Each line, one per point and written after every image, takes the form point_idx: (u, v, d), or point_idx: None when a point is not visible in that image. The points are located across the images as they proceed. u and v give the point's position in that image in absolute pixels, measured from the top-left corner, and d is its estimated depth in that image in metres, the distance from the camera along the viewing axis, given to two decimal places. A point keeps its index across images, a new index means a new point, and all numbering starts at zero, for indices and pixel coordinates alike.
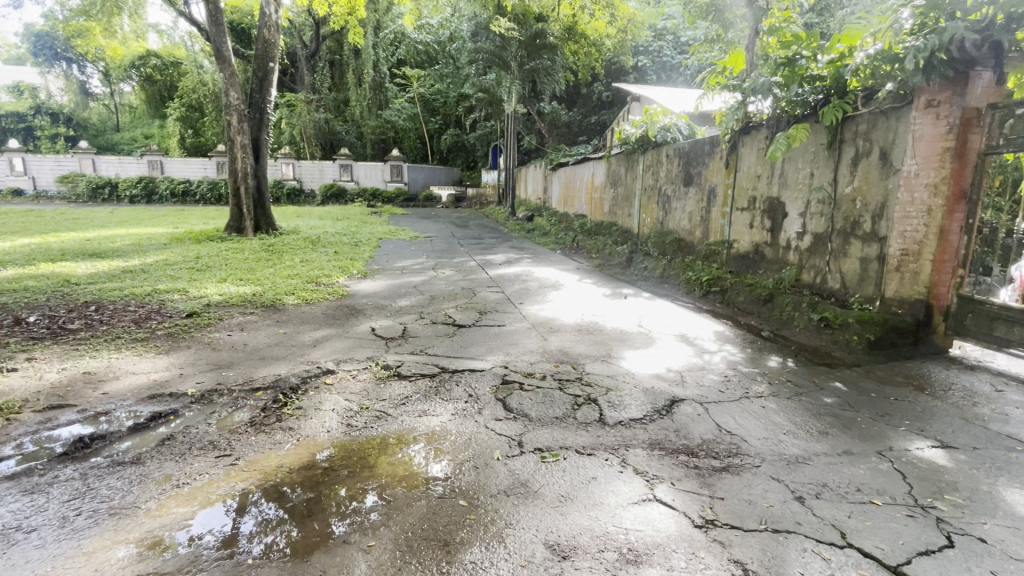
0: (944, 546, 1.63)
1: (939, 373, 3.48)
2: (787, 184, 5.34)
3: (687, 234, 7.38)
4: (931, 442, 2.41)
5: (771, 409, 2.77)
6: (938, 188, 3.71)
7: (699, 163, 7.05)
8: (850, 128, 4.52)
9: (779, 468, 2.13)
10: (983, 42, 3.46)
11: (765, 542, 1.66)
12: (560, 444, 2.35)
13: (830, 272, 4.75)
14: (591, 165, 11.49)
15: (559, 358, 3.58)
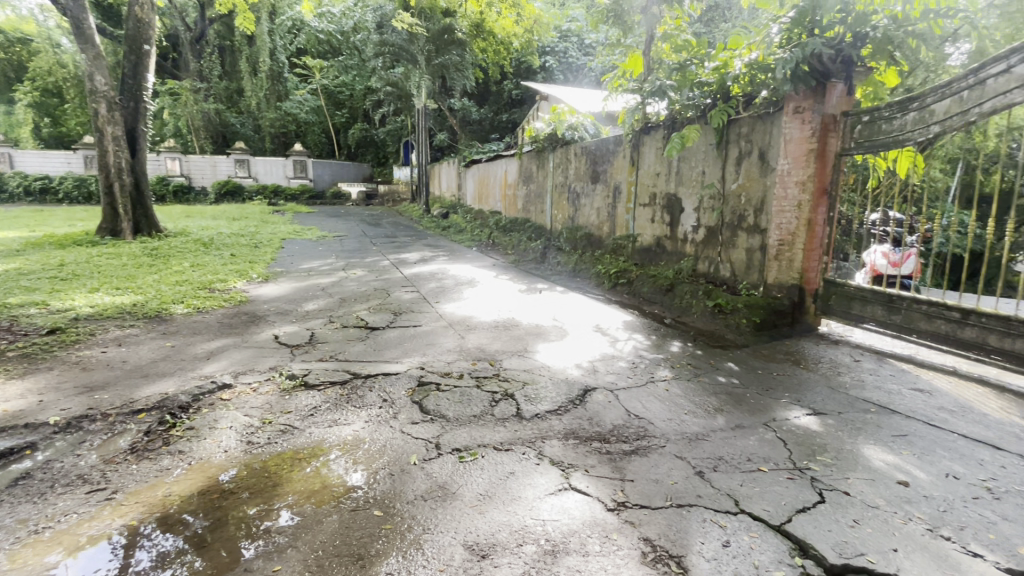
0: (817, 502, 1.85)
1: (811, 349, 3.94)
2: (683, 181, 5.74)
3: (596, 229, 7.70)
4: (806, 410, 2.72)
5: (674, 391, 2.97)
6: (806, 185, 4.19)
7: (604, 161, 7.37)
8: (734, 130, 4.95)
9: (682, 446, 2.29)
10: (837, 56, 3.95)
11: (670, 517, 1.77)
12: (478, 442, 2.34)
13: (722, 262, 5.19)
14: (504, 163, 11.57)
15: (476, 356, 3.57)
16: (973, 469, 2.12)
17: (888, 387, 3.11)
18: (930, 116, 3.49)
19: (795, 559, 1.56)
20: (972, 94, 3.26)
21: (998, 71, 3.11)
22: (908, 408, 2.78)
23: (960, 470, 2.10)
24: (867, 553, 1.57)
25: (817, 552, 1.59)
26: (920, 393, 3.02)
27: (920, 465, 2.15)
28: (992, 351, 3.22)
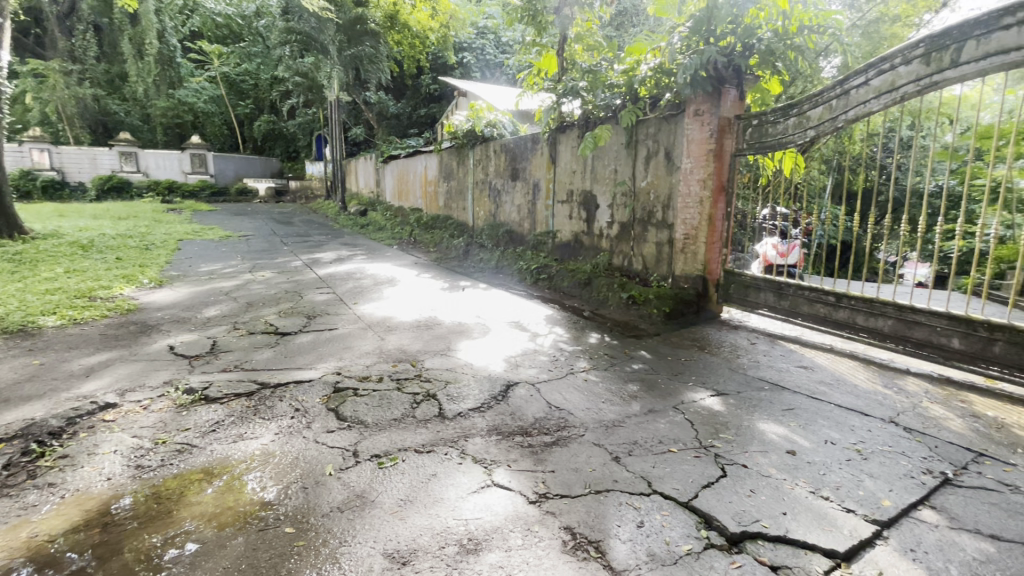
0: (719, 476, 1.99)
1: (714, 334, 4.26)
2: (597, 179, 5.95)
3: (517, 226, 7.79)
4: (710, 392, 2.93)
5: (592, 381, 3.08)
6: (706, 182, 4.51)
7: (523, 158, 7.47)
8: (642, 130, 5.22)
9: (600, 434, 2.37)
10: (729, 64, 4.28)
11: (589, 504, 1.83)
12: (399, 446, 2.28)
13: (635, 256, 5.47)
14: (423, 159, 11.36)
15: (397, 357, 3.47)
16: (847, 435, 2.40)
17: (779, 366, 3.43)
18: (807, 121, 3.89)
19: (702, 532, 1.67)
20: (839, 102, 3.69)
21: (860, 82, 3.53)
22: (795, 384, 3.08)
23: (837, 436, 2.37)
24: (762, 519, 1.72)
25: (720, 523, 1.71)
26: (805, 369, 3.36)
27: (805, 434, 2.39)
28: (860, 329, 3.65)
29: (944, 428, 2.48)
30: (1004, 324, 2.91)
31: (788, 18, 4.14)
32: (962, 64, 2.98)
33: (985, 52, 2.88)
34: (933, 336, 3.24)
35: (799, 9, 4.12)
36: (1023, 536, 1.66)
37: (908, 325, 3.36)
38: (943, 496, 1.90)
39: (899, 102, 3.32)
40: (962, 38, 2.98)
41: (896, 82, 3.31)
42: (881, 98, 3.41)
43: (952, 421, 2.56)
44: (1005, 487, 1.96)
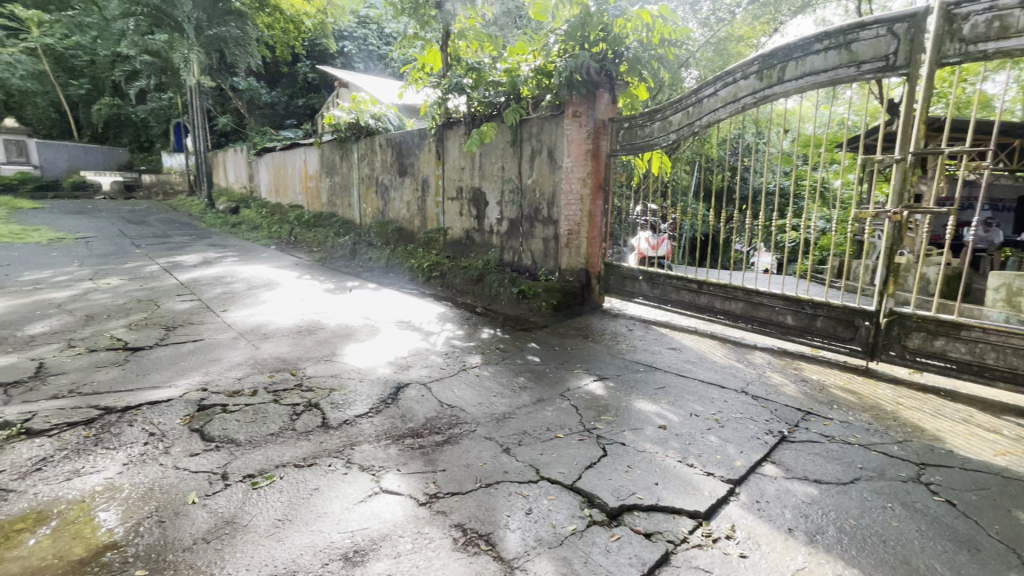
0: (601, 456, 2.13)
1: (598, 323, 4.53)
2: (485, 176, 6.01)
3: (406, 223, 7.60)
4: (594, 377, 3.12)
5: (483, 376, 3.11)
6: (586, 180, 4.78)
7: (410, 154, 7.29)
8: (526, 130, 5.36)
9: (491, 427, 2.41)
10: (601, 70, 4.56)
11: (480, 498, 1.84)
12: (276, 462, 2.10)
13: (524, 252, 5.62)
14: (302, 152, 10.60)
15: (274, 367, 3.19)
16: (708, 406, 2.69)
17: (653, 349, 3.76)
18: (669, 126, 4.28)
19: (585, 511, 1.76)
20: (694, 110, 4.11)
21: (710, 92, 3.97)
22: (666, 365, 3.39)
23: (699, 409, 2.65)
24: (637, 491, 1.87)
25: (600, 500, 1.82)
26: (675, 351, 3.72)
27: (674, 409, 2.65)
28: (718, 312, 4.12)
29: (781, 393, 2.90)
30: (823, 302, 3.47)
31: (651, 31, 4.52)
32: (787, 81, 3.48)
33: (803, 73, 3.40)
34: (773, 315, 3.76)
35: (660, 24, 4.52)
36: (838, 477, 2.00)
37: (754, 306, 3.87)
38: (781, 451, 2.21)
39: (741, 111, 3.78)
40: (787, 59, 3.48)
41: (739, 94, 3.77)
42: (727, 108, 3.86)
43: (787, 387, 3.00)
44: (825, 438, 2.33)
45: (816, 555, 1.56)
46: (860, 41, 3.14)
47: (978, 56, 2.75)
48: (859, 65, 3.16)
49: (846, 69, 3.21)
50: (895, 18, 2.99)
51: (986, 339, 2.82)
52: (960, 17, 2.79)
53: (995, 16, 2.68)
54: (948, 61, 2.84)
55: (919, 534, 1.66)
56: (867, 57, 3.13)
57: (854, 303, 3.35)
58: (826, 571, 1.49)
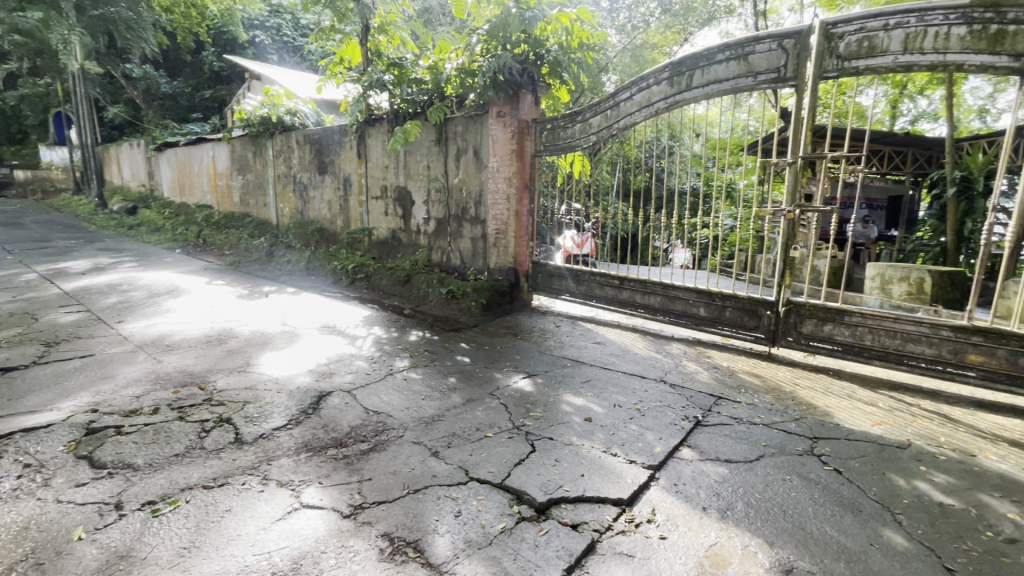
0: (529, 452, 2.16)
1: (527, 321, 4.59)
2: (410, 175, 5.88)
3: (328, 223, 7.27)
4: (523, 375, 3.15)
5: (411, 380, 3.05)
6: (512, 180, 4.83)
7: (330, 151, 6.98)
8: (450, 128, 5.32)
9: (419, 431, 2.36)
10: (524, 71, 4.61)
11: (408, 505, 1.80)
12: (181, 485, 1.93)
13: (452, 252, 5.57)
14: (209, 148, 9.82)
15: (179, 381, 2.93)
16: (630, 397, 2.82)
17: (579, 344, 3.87)
18: (590, 128, 4.43)
19: (514, 508, 1.77)
20: (612, 113, 4.27)
21: (626, 96, 4.15)
22: (591, 358, 3.51)
23: (622, 399, 2.77)
24: (564, 484, 1.91)
25: (529, 496, 1.85)
26: (599, 345, 3.85)
27: (598, 401, 2.74)
28: (638, 306, 4.32)
29: (696, 380, 3.10)
30: (731, 293, 3.74)
31: (570, 35, 4.65)
32: (695, 88, 3.71)
33: (708, 80, 3.64)
34: (687, 307, 4.00)
35: (578, 28, 4.65)
36: (745, 456, 2.16)
37: (671, 300, 4.10)
38: (696, 435, 2.36)
39: (655, 115, 3.98)
40: (694, 67, 3.71)
41: (652, 98, 3.97)
42: (642, 111, 4.05)
43: (701, 374, 3.21)
44: (734, 420, 2.52)
45: (727, 529, 1.68)
46: (756, 54, 3.42)
47: (852, 71, 3.08)
48: (755, 75, 3.44)
49: (745, 79, 3.48)
50: (784, 34, 3.28)
51: (864, 323, 3.17)
52: (837, 36, 3.12)
53: (864, 36, 3.02)
54: (829, 75, 3.16)
55: (813, 502, 1.84)
56: (762, 68, 3.41)
57: (757, 293, 3.64)
58: (736, 543, 1.60)
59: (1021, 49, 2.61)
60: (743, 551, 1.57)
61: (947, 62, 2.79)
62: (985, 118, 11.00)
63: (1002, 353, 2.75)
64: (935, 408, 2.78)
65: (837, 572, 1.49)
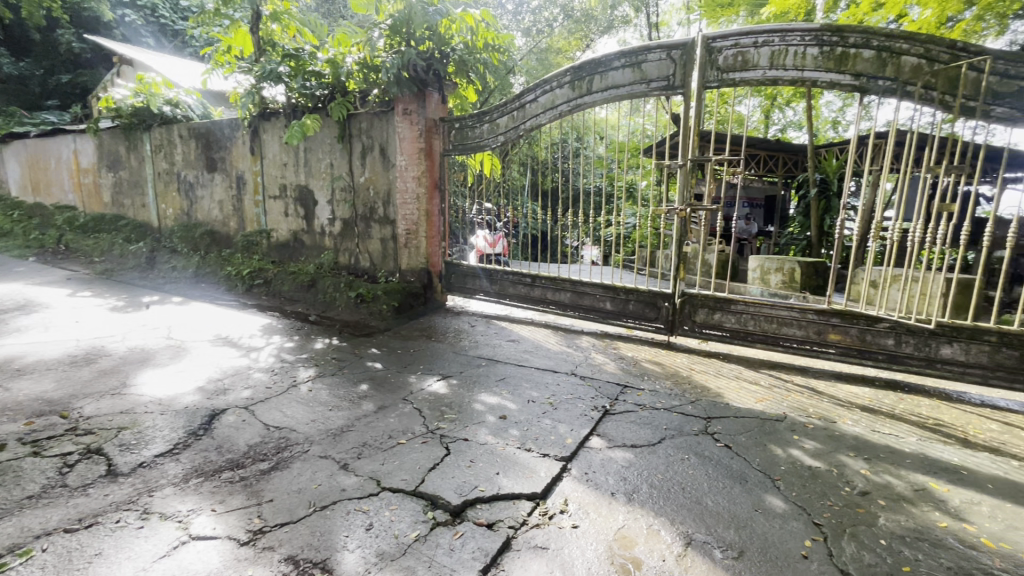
0: (443, 456, 2.13)
1: (441, 322, 4.54)
2: (311, 174, 5.55)
3: (220, 225, 6.66)
4: (437, 378, 3.11)
5: (317, 390, 2.88)
6: (421, 179, 4.73)
7: (219, 146, 6.40)
8: (354, 125, 5.10)
9: (326, 444, 2.24)
10: (429, 68, 4.53)
11: (314, 523, 1.69)
12: (37, 532, 1.65)
13: (360, 253, 5.35)
14: (68, 140, 8.57)
15: (32, 411, 2.51)
16: (543, 392, 2.88)
17: (493, 342, 3.89)
18: (497, 128, 4.47)
19: (428, 514, 1.74)
20: (518, 114, 4.34)
21: (531, 99, 4.24)
22: (506, 356, 3.55)
23: (536, 395, 2.83)
24: (479, 485, 1.91)
25: (444, 500, 1.82)
26: (513, 342, 3.90)
27: (513, 398, 2.78)
28: (550, 303, 4.44)
29: (604, 372, 3.25)
30: (633, 287, 3.97)
31: (475, 35, 4.66)
32: (595, 92, 3.89)
33: (607, 86, 3.83)
34: (595, 302, 4.18)
35: (482, 28, 4.67)
36: (649, 440, 2.30)
37: (580, 295, 4.26)
38: (604, 424, 2.47)
39: (559, 117, 4.11)
40: (593, 73, 3.88)
41: (556, 101, 4.09)
42: (547, 113, 4.16)
43: (608, 365, 3.37)
44: (638, 407, 2.68)
45: (633, 511, 1.77)
46: (648, 62, 3.65)
47: (730, 82, 3.40)
48: (648, 82, 3.68)
49: (639, 85, 3.71)
50: (672, 45, 3.54)
51: (747, 311, 3.52)
52: (716, 50, 3.42)
53: (739, 52, 3.34)
54: (711, 85, 3.45)
55: (707, 477, 2.00)
56: (655, 76, 3.65)
57: (655, 287, 3.90)
58: (642, 524, 1.70)
59: (860, 69, 3.03)
60: (648, 530, 1.67)
61: (805, 78, 3.17)
62: (837, 128, 12.74)
63: (854, 331, 3.19)
64: (804, 383, 3.16)
65: (728, 539, 1.64)
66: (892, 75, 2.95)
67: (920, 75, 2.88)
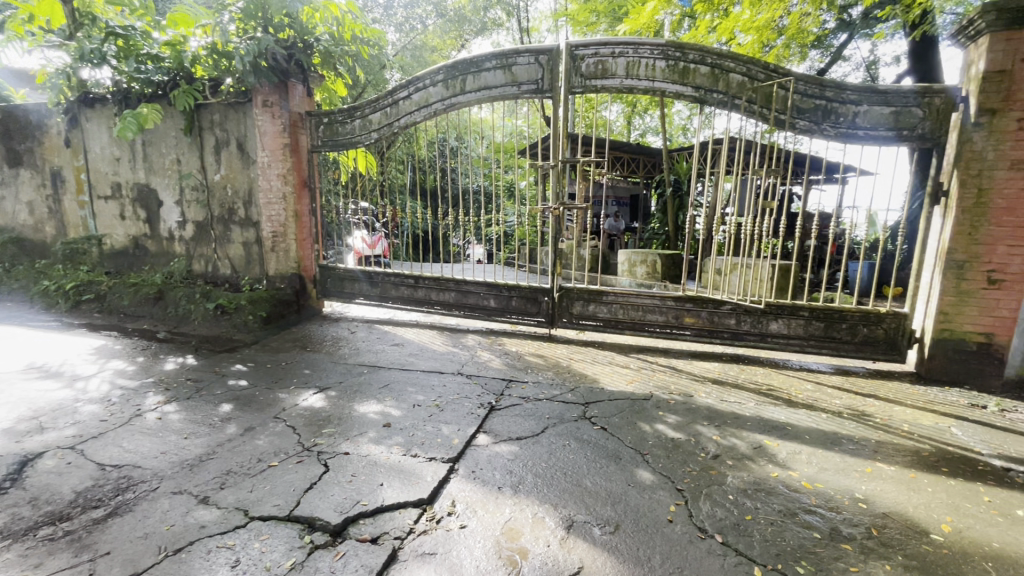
0: (322, 473, 1.99)
1: (317, 331, 4.24)
2: (152, 170, 4.84)
3: (31, 231, 5.51)
4: (314, 390, 2.90)
5: (169, 418, 2.52)
6: (287, 177, 4.37)
7: (24, 136, 5.29)
8: (205, 116, 4.55)
9: (180, 478, 1.96)
10: (290, 58, 4.18)
11: (166, 571, 1.47)
12: None
13: (219, 259, 4.80)
14: None
15: None
16: (428, 394, 2.84)
17: (376, 348, 3.74)
18: (370, 124, 4.29)
19: (305, 539, 1.61)
20: (391, 110, 4.21)
21: (405, 95, 4.12)
22: (389, 362, 3.43)
23: (421, 398, 2.77)
24: (361, 499, 1.81)
25: (322, 521, 1.70)
26: (397, 346, 3.79)
27: (397, 404, 2.69)
28: (434, 303, 4.39)
29: (489, 368, 3.30)
30: (514, 284, 4.08)
31: (341, 25, 4.40)
32: (469, 92, 3.90)
33: (480, 86, 3.87)
34: (479, 300, 4.22)
35: (349, 20, 4.42)
36: (533, 431, 2.38)
37: (464, 294, 4.27)
38: (490, 420, 2.50)
39: (434, 116, 4.07)
40: (466, 72, 3.89)
41: (430, 99, 4.04)
42: (421, 111, 4.08)
43: (494, 362, 3.43)
44: (523, 400, 2.76)
45: (519, 503, 1.81)
46: (518, 65, 3.77)
47: (593, 88, 3.64)
48: (519, 85, 3.79)
49: (511, 87, 3.80)
50: (540, 50, 3.68)
51: (617, 301, 3.81)
52: (579, 57, 3.63)
53: (599, 60, 3.59)
54: (576, 91, 3.67)
55: (586, 459, 2.13)
56: (525, 79, 3.77)
57: (535, 282, 4.05)
58: (527, 514, 1.75)
59: (698, 83, 3.43)
60: (533, 519, 1.72)
61: (656, 88, 3.51)
62: (686, 134, 14.36)
63: (704, 314, 3.61)
64: (667, 363, 3.51)
65: (605, 515, 1.75)
66: (724, 90, 3.38)
67: (744, 90, 3.35)
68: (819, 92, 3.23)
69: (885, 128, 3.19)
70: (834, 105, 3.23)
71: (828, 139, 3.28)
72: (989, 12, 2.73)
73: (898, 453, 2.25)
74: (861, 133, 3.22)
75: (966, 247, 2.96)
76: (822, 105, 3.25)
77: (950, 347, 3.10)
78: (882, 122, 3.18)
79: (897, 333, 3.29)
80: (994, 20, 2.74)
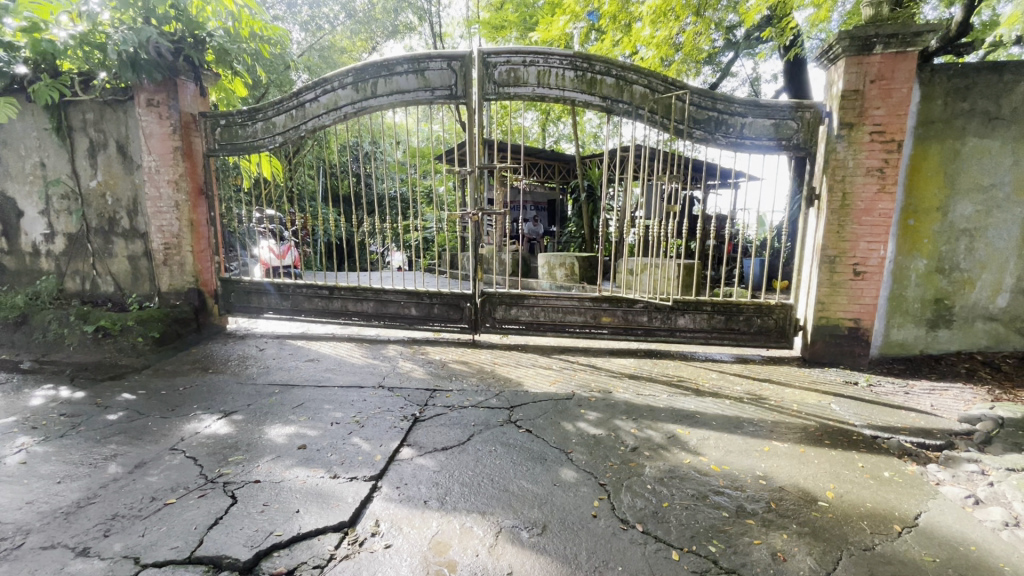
0: (228, 506, 1.83)
1: (220, 350, 3.90)
2: (8, 175, 4.19)
3: None
4: (217, 416, 2.65)
5: (37, 460, 2.18)
6: (179, 184, 4.00)
7: None
8: (76, 115, 4.04)
9: (51, 530, 1.70)
10: (177, 54, 3.81)
11: None
12: None
13: (99, 276, 4.27)
14: None
15: None
16: (347, 410, 2.71)
17: (288, 365, 3.50)
18: (273, 127, 4.04)
19: None
20: (297, 113, 3.98)
21: (311, 98, 3.92)
22: (303, 379, 3.23)
23: (340, 415, 2.64)
24: (275, 529, 1.69)
25: (231, 558, 1.56)
26: (313, 362, 3.58)
27: (313, 424, 2.54)
28: (351, 314, 4.21)
29: (411, 379, 3.22)
30: (436, 291, 4.01)
31: (237, 20, 4.07)
32: (380, 95, 3.81)
33: (393, 90, 3.79)
34: (400, 309, 4.11)
35: (245, 15, 4.09)
36: (459, 440, 2.36)
37: (383, 304, 4.13)
38: (414, 432, 2.44)
39: (343, 119, 3.90)
40: (377, 75, 3.78)
41: (338, 102, 3.87)
42: (330, 114, 3.90)
43: (415, 372, 3.35)
44: (447, 409, 2.72)
45: (446, 515, 1.78)
46: (431, 70, 3.72)
47: (507, 95, 3.68)
48: (432, 90, 3.76)
49: (424, 92, 3.76)
50: (452, 56, 3.68)
51: (538, 304, 3.87)
52: (492, 65, 3.66)
53: (510, 68, 3.64)
54: (490, 97, 3.68)
55: (512, 463, 2.15)
56: (438, 84, 3.74)
57: (457, 288, 4.01)
58: (455, 525, 1.72)
59: (605, 93, 3.60)
60: (462, 530, 1.69)
61: (566, 97, 3.63)
62: (597, 142, 15.05)
63: (619, 313, 3.79)
64: (588, 362, 3.63)
65: (534, 517, 1.77)
66: (629, 100, 3.58)
67: (647, 101, 3.57)
68: (711, 104, 3.53)
69: (767, 137, 3.54)
70: (724, 117, 3.53)
71: (720, 147, 3.58)
72: (844, 39, 3.13)
73: (789, 431, 2.50)
74: (748, 142, 3.55)
75: (836, 244, 3.36)
76: (714, 116, 3.54)
77: (827, 333, 3.49)
78: (764, 132, 3.53)
79: (784, 322, 3.66)
80: (848, 46, 3.15)
